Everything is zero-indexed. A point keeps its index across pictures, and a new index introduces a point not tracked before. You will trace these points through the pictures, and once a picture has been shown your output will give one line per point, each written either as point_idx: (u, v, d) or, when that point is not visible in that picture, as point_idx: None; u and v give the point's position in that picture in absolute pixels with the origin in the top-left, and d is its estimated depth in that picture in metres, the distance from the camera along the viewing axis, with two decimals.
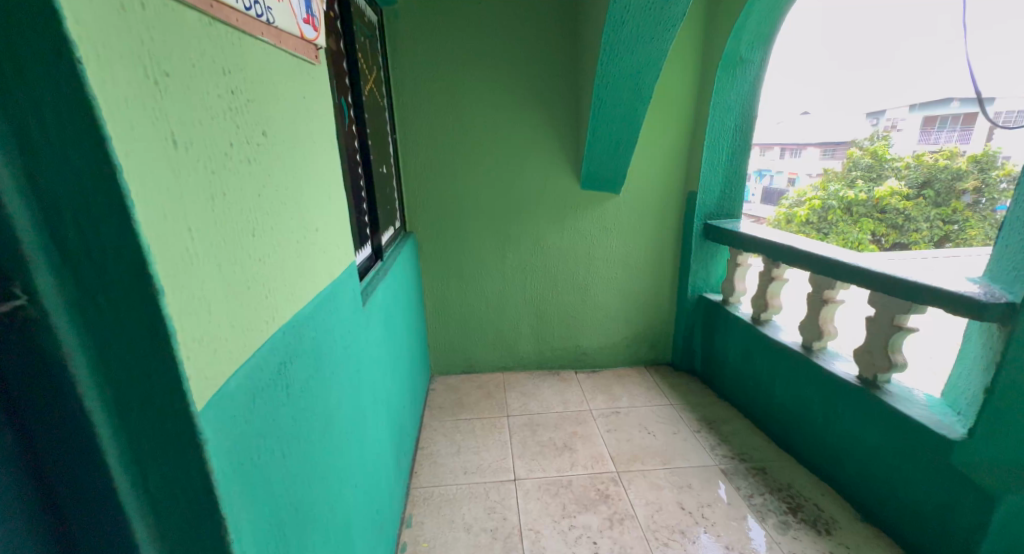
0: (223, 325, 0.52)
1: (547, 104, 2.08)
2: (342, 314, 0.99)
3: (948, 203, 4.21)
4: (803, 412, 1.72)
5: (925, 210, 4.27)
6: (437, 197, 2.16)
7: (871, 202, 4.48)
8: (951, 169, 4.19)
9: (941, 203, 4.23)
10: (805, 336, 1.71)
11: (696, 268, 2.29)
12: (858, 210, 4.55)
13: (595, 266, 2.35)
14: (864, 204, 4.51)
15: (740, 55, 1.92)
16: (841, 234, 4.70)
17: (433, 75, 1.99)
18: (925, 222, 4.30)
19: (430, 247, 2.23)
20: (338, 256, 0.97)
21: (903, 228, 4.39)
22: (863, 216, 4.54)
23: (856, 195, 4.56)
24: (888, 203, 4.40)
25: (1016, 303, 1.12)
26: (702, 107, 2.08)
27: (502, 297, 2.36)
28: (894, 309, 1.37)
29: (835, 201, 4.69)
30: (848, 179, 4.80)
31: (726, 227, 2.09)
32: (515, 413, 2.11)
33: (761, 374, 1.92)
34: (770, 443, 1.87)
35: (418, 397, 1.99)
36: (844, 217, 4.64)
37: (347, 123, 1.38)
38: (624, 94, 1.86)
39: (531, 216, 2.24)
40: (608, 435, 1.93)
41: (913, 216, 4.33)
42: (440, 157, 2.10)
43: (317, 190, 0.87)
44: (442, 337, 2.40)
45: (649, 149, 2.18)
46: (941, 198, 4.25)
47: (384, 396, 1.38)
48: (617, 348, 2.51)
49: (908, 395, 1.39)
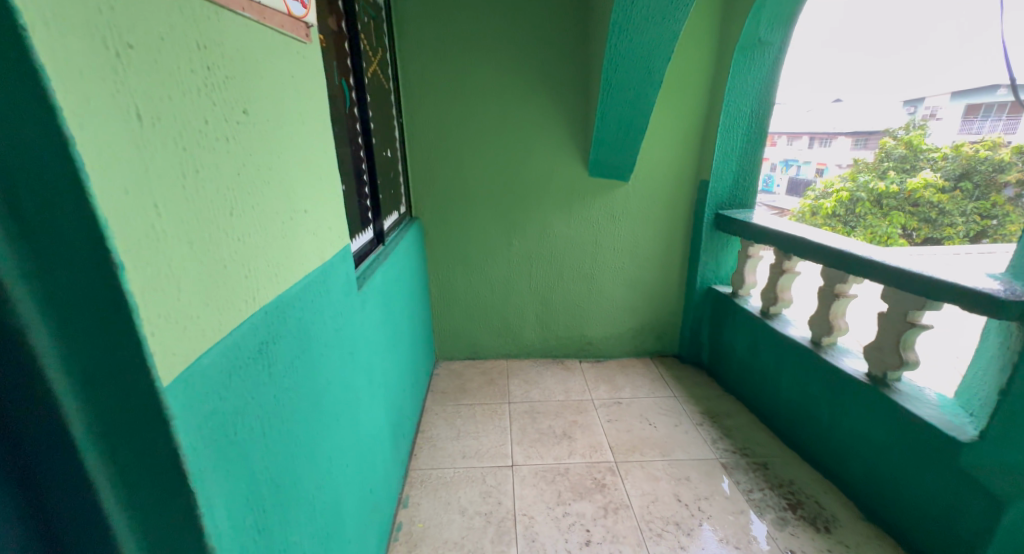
0: (193, 303, 0.52)
1: (556, 88, 2.04)
2: (335, 297, 1.00)
3: (986, 197, 3.92)
4: (809, 409, 1.68)
5: (961, 203, 4.00)
6: (443, 182, 2.15)
7: (902, 195, 4.37)
8: (992, 160, 3.96)
9: (980, 197, 3.95)
10: (814, 331, 1.66)
11: (705, 260, 2.24)
12: (888, 203, 4.46)
13: (603, 255, 2.32)
14: (895, 196, 4.42)
15: (758, 37, 1.84)
16: (869, 228, 4.57)
17: (440, 57, 1.96)
18: (961, 216, 4.00)
19: (436, 233, 2.24)
20: (330, 238, 0.98)
21: (937, 222, 4.20)
22: (893, 209, 4.45)
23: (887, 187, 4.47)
24: (922, 195, 4.23)
25: None
26: (717, 92, 2.00)
27: (507, 284, 2.35)
28: (908, 305, 1.31)
29: (863, 193, 4.63)
30: (879, 170, 4.69)
31: (738, 218, 2.03)
32: (516, 400, 2.11)
33: (767, 369, 1.88)
34: (774, 438, 1.83)
35: (420, 382, 2.01)
36: (873, 209, 4.56)
37: (347, 106, 1.38)
38: (636, 78, 1.80)
39: (538, 203, 2.22)
40: (608, 424, 1.93)
41: (948, 209, 4.09)
42: (447, 142, 2.09)
43: (307, 171, 0.87)
44: (446, 322, 2.41)
45: (661, 136, 2.13)
46: (980, 191, 3.98)
47: (382, 379, 1.40)
48: (622, 339, 2.48)
49: (918, 395, 1.34)
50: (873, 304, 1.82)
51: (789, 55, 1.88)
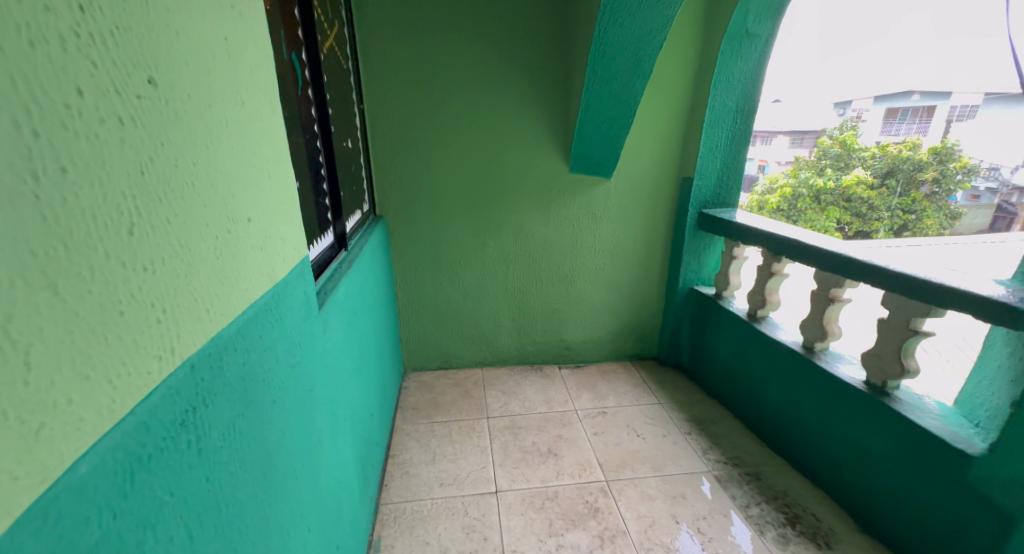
0: (54, 371, 0.33)
1: (533, 77, 1.88)
2: (290, 324, 0.80)
3: (909, 194, 5.10)
4: (798, 416, 1.61)
5: (887, 200, 5.07)
6: (410, 179, 1.94)
7: (838, 190, 5.32)
8: (913, 160, 5.06)
9: (903, 193, 5.11)
10: (806, 336, 1.60)
11: (688, 260, 2.16)
12: (826, 198, 5.41)
13: (582, 255, 2.19)
14: (831, 192, 5.37)
15: (746, 27, 1.74)
16: (808, 221, 5.60)
17: (405, 38, 1.75)
18: (886, 210, 5.11)
19: (402, 234, 2.02)
20: (283, 252, 0.78)
21: (866, 216, 5.23)
22: (830, 204, 5.43)
23: (826, 184, 5.40)
24: (854, 192, 5.21)
25: None
26: (702, 85, 1.91)
27: (481, 287, 2.18)
28: (910, 311, 1.25)
29: (805, 188, 5.57)
30: (817, 168, 5.74)
31: (724, 217, 1.95)
32: (495, 414, 1.95)
33: (753, 374, 1.82)
34: (760, 445, 1.77)
35: (389, 399, 1.82)
36: (812, 205, 5.53)
37: (300, 86, 1.16)
38: (622, 67, 1.66)
39: (513, 202, 2.06)
40: (594, 438, 1.81)
41: (875, 205, 5.14)
42: (414, 134, 1.88)
43: (250, 166, 0.67)
44: (416, 330, 2.21)
45: (643, 130, 2.01)
46: (903, 187, 5.11)
47: (347, 408, 1.20)
48: (602, 343, 2.38)
49: (919, 404, 1.29)
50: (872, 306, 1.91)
51: (775, 49, 1.80)
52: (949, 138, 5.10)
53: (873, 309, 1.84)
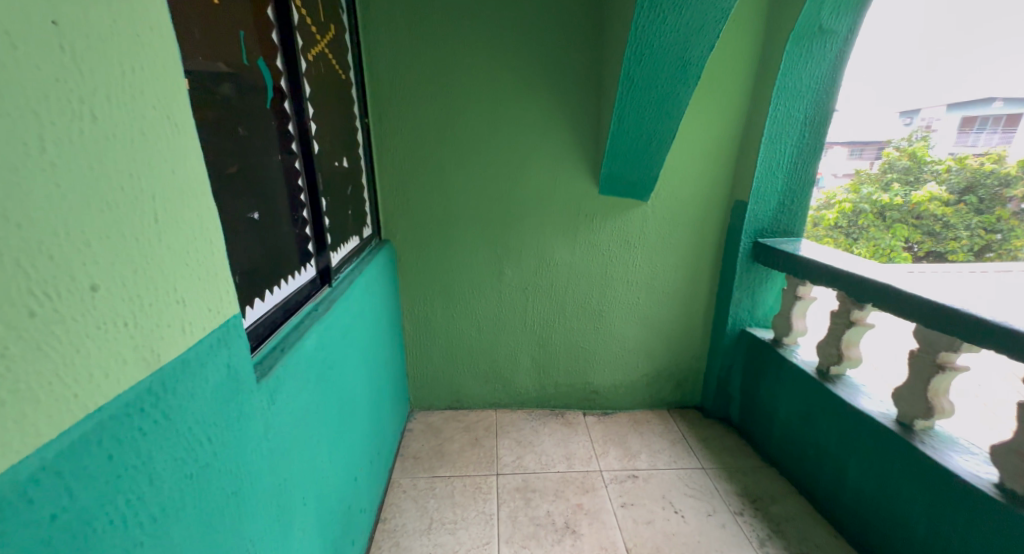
0: None
1: (559, 86, 1.64)
2: (194, 413, 0.59)
3: (992, 211, 4.27)
4: (891, 512, 1.27)
5: (966, 218, 4.33)
6: (420, 201, 1.75)
7: (906, 207, 4.74)
8: (997, 174, 4.32)
9: (985, 211, 4.29)
10: (903, 409, 1.26)
11: (740, 297, 1.84)
12: (892, 214, 4.82)
13: (614, 288, 1.92)
14: (898, 208, 4.79)
15: (819, 24, 1.43)
16: (871, 240, 4.91)
17: (418, 44, 1.56)
18: (966, 230, 4.33)
19: (410, 260, 1.83)
20: (183, 319, 0.56)
21: (940, 236, 4.52)
22: (897, 222, 4.80)
23: (891, 199, 4.83)
24: (925, 208, 4.60)
25: None
26: (762, 94, 1.61)
27: (498, 322, 1.94)
28: None
29: (868, 205, 4.97)
30: (882, 182, 5.11)
31: (786, 250, 1.63)
32: (506, 471, 1.69)
33: (827, 445, 1.48)
34: (835, 537, 1.43)
35: (386, 448, 1.61)
36: (876, 222, 4.90)
37: (270, 99, 0.93)
38: (666, 74, 1.39)
39: (536, 227, 1.82)
40: (621, 512, 1.52)
41: (952, 223, 4.43)
42: (425, 151, 1.69)
43: (108, 208, 0.46)
44: (425, 366, 2.00)
45: (689, 147, 1.73)
46: (985, 204, 4.32)
47: (313, 486, 0.99)
48: (634, 388, 2.08)
49: None
50: (1001, 385, 1.53)
51: (856, 48, 1.47)
52: None
53: (1001, 391, 1.49)
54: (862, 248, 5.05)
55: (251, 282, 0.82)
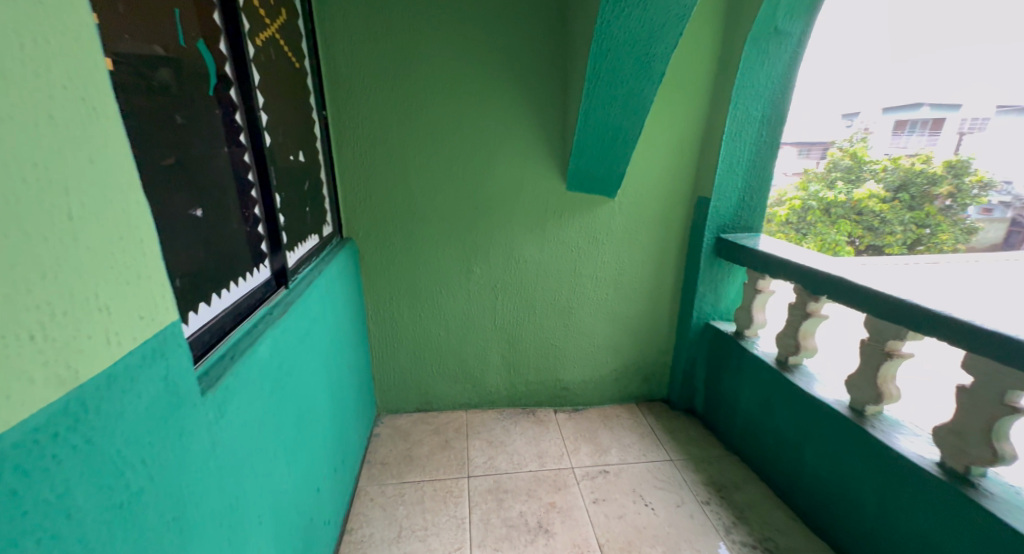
0: None
1: (525, 81, 1.62)
2: (125, 433, 0.53)
3: (921, 208, 4.69)
4: (844, 494, 1.33)
5: (900, 213, 4.75)
6: (383, 196, 1.68)
7: (849, 204, 5.01)
8: (927, 173, 4.69)
9: (915, 207, 4.73)
10: (855, 395, 1.32)
11: (704, 291, 1.88)
12: (836, 211, 5.09)
13: (582, 285, 1.92)
14: (842, 204, 5.05)
15: (775, 25, 1.47)
16: (819, 235, 5.18)
17: (377, 35, 1.50)
18: (900, 225, 4.77)
19: (374, 259, 1.76)
20: (109, 329, 0.50)
21: (878, 230, 4.87)
22: (842, 218, 5.07)
23: (837, 198, 5.09)
24: (866, 205, 4.90)
25: None
26: (722, 92, 1.64)
27: (467, 320, 1.90)
28: (1005, 380, 0.98)
29: (815, 201, 5.25)
30: (828, 179, 5.41)
31: (746, 245, 1.68)
32: (478, 473, 1.66)
33: (786, 433, 1.53)
34: (796, 520, 1.49)
35: (351, 455, 1.55)
36: (823, 218, 5.20)
37: (215, 86, 0.86)
38: (631, 70, 1.39)
39: (503, 224, 1.79)
40: (593, 508, 1.53)
41: (888, 219, 4.81)
42: (387, 145, 1.63)
43: (5, 202, 0.40)
44: (391, 368, 1.93)
45: (654, 143, 1.75)
46: (916, 201, 4.74)
47: (269, 502, 0.93)
48: (604, 383, 2.09)
49: (1018, 501, 1.00)
50: (947, 374, 1.62)
51: (808, 49, 1.53)
52: (960, 151, 4.56)
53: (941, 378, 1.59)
54: (810, 243, 5.27)
55: (194, 284, 0.75)
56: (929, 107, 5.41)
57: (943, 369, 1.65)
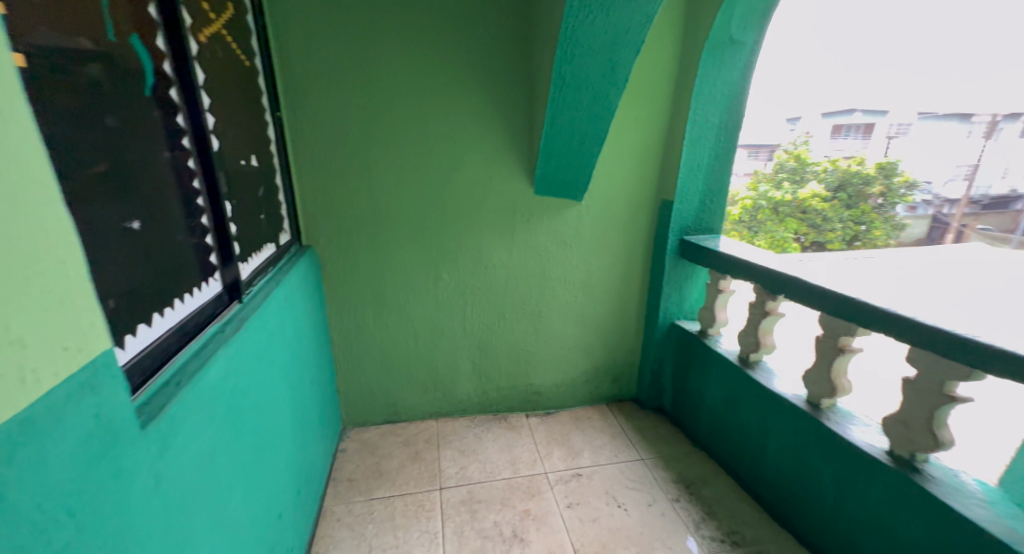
0: None
1: (491, 83, 1.60)
2: (49, 482, 0.48)
3: (857, 206, 5.00)
4: (804, 484, 1.39)
5: (839, 212, 5.03)
6: (344, 202, 1.62)
7: (795, 203, 5.20)
8: (861, 175, 4.98)
9: (851, 205, 5.02)
10: (811, 389, 1.38)
11: (669, 292, 1.92)
12: (784, 210, 5.25)
13: (552, 288, 1.91)
14: (789, 204, 5.22)
15: (729, 35, 1.52)
16: (769, 233, 5.34)
17: (335, 34, 1.44)
18: (839, 222, 5.04)
19: (336, 266, 1.69)
20: (25, 365, 0.45)
21: (820, 228, 5.13)
22: (789, 216, 5.25)
23: (784, 197, 5.26)
24: (810, 204, 5.12)
25: None
26: (682, 98, 1.68)
27: (435, 327, 1.86)
28: (944, 372, 1.05)
29: (765, 201, 5.41)
30: (775, 179, 5.50)
31: (708, 246, 1.73)
32: (450, 484, 1.63)
33: (749, 427, 1.58)
34: (760, 512, 1.54)
35: (316, 474, 1.48)
36: (771, 216, 5.34)
37: (153, 86, 0.79)
38: (596, 75, 1.39)
39: (471, 228, 1.76)
40: (568, 513, 1.52)
41: (829, 217, 5.06)
42: (348, 148, 1.56)
43: None
44: (356, 379, 1.86)
45: (619, 147, 1.77)
46: (852, 200, 5.01)
47: (223, 536, 0.86)
48: (574, 385, 2.10)
49: (958, 484, 1.07)
50: (890, 369, 1.72)
51: (761, 58, 1.59)
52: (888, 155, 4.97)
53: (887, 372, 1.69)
54: (761, 240, 5.41)
55: (131, 304, 0.68)
56: (863, 113, 5.79)
57: (886, 364, 1.75)
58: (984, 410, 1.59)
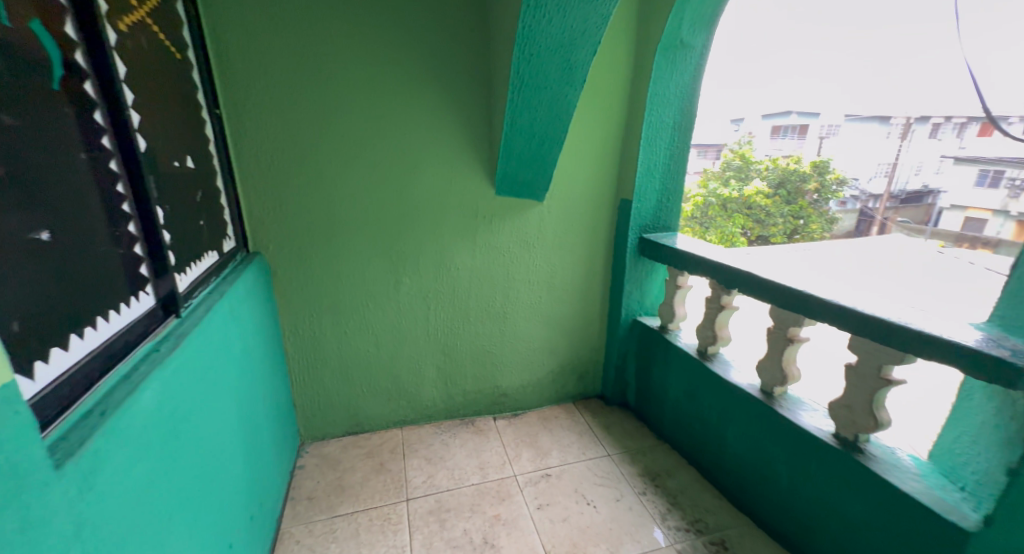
0: None
1: (447, 82, 1.56)
2: None
3: (796, 202, 5.29)
4: (761, 470, 1.45)
5: (780, 207, 5.32)
6: (295, 205, 1.53)
7: (741, 199, 5.54)
8: (799, 172, 5.28)
9: (790, 201, 5.31)
10: (764, 379, 1.44)
11: (630, 289, 1.95)
12: (732, 206, 5.63)
13: (516, 289, 1.90)
14: (735, 200, 5.59)
15: (680, 38, 1.56)
16: (720, 228, 5.72)
17: (277, 30, 1.36)
18: (780, 217, 5.35)
19: (289, 274, 1.60)
20: None
21: (765, 223, 5.45)
22: (736, 212, 5.63)
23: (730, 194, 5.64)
24: (754, 201, 5.42)
25: None
26: (637, 99, 1.71)
27: (397, 333, 1.80)
28: (882, 357, 1.11)
29: (715, 198, 5.77)
30: (723, 177, 5.90)
31: (666, 244, 1.76)
32: (417, 495, 1.58)
33: (710, 417, 1.63)
34: (722, 499, 1.59)
35: (272, 497, 1.41)
36: (721, 213, 5.73)
37: (62, 79, 0.70)
38: (553, 75, 1.39)
39: (431, 230, 1.72)
40: (538, 515, 1.51)
41: (771, 212, 5.37)
42: (297, 149, 1.48)
43: None
44: (315, 391, 1.78)
45: (578, 147, 1.78)
46: (791, 197, 5.32)
47: None
48: (541, 385, 2.10)
49: (895, 461, 1.14)
50: (833, 357, 1.83)
51: (711, 61, 1.64)
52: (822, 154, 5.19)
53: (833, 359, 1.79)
54: (712, 236, 5.81)
55: (39, 327, 0.61)
56: (796, 114, 6.09)
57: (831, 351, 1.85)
58: (917, 391, 1.71)
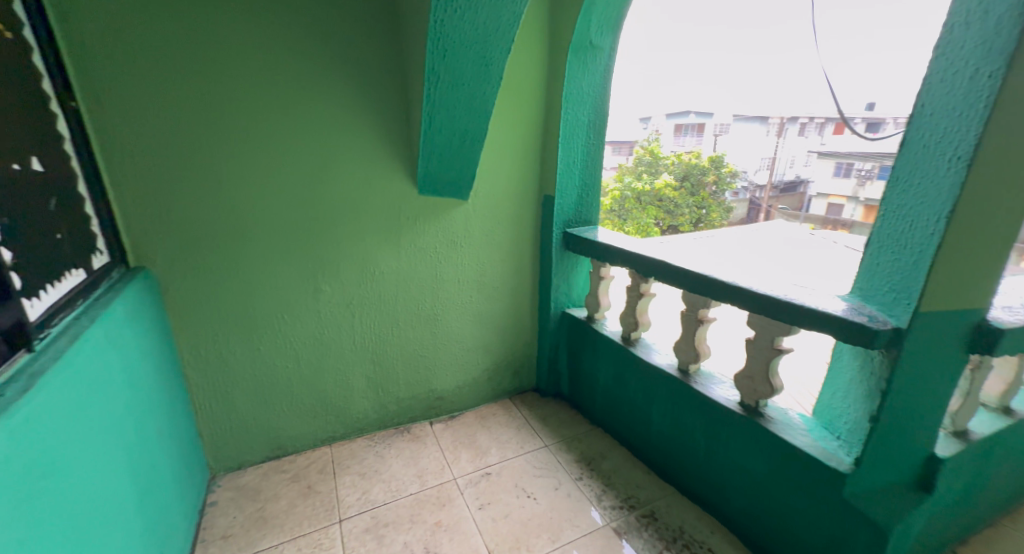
0: None
1: (357, 77, 1.48)
2: None
3: (698, 193, 5.73)
4: (682, 442, 1.55)
5: (687, 198, 5.69)
6: (187, 213, 1.37)
7: (653, 192, 5.74)
8: (699, 166, 5.70)
9: (694, 193, 5.73)
10: (680, 358, 1.54)
11: (558, 283, 2.00)
12: (645, 199, 5.76)
13: (444, 290, 1.86)
14: (648, 193, 5.76)
15: (590, 40, 1.62)
16: (635, 220, 5.82)
17: (151, 16, 1.21)
18: (687, 207, 5.72)
19: (185, 289, 1.43)
20: None
21: (674, 213, 5.78)
22: (649, 205, 5.79)
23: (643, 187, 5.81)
24: (665, 193, 5.70)
25: (901, 329, 0.99)
26: (553, 98, 1.75)
27: (318, 345, 1.69)
28: (775, 330, 1.24)
29: (629, 192, 5.86)
30: (636, 171, 6.03)
31: (588, 237, 1.83)
32: (350, 514, 1.49)
33: (636, 399, 1.72)
34: (649, 474, 1.69)
35: (175, 542, 1.25)
36: (636, 206, 5.84)
37: None
38: (467, 72, 1.37)
39: (349, 234, 1.62)
40: (480, 515, 1.50)
41: (678, 203, 5.72)
42: (185, 150, 1.33)
43: None
44: (225, 417, 1.61)
45: (499, 145, 1.78)
46: (693, 189, 5.73)
47: None
48: (476, 386, 2.08)
49: (788, 420, 1.28)
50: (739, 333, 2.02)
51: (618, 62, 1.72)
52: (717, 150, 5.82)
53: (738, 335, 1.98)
54: (629, 228, 5.87)
55: None
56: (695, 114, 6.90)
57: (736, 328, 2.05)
58: (805, 358, 1.95)
